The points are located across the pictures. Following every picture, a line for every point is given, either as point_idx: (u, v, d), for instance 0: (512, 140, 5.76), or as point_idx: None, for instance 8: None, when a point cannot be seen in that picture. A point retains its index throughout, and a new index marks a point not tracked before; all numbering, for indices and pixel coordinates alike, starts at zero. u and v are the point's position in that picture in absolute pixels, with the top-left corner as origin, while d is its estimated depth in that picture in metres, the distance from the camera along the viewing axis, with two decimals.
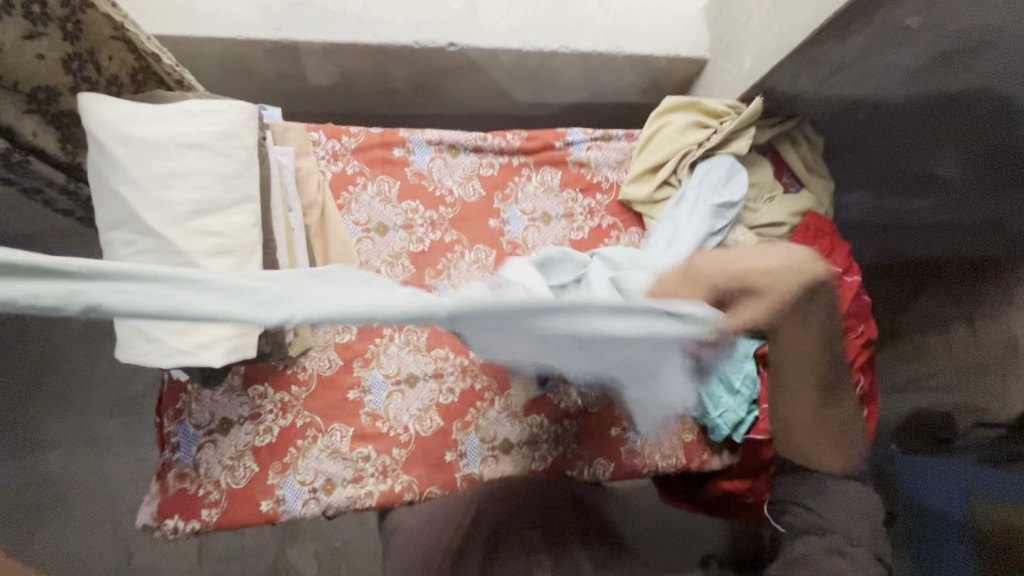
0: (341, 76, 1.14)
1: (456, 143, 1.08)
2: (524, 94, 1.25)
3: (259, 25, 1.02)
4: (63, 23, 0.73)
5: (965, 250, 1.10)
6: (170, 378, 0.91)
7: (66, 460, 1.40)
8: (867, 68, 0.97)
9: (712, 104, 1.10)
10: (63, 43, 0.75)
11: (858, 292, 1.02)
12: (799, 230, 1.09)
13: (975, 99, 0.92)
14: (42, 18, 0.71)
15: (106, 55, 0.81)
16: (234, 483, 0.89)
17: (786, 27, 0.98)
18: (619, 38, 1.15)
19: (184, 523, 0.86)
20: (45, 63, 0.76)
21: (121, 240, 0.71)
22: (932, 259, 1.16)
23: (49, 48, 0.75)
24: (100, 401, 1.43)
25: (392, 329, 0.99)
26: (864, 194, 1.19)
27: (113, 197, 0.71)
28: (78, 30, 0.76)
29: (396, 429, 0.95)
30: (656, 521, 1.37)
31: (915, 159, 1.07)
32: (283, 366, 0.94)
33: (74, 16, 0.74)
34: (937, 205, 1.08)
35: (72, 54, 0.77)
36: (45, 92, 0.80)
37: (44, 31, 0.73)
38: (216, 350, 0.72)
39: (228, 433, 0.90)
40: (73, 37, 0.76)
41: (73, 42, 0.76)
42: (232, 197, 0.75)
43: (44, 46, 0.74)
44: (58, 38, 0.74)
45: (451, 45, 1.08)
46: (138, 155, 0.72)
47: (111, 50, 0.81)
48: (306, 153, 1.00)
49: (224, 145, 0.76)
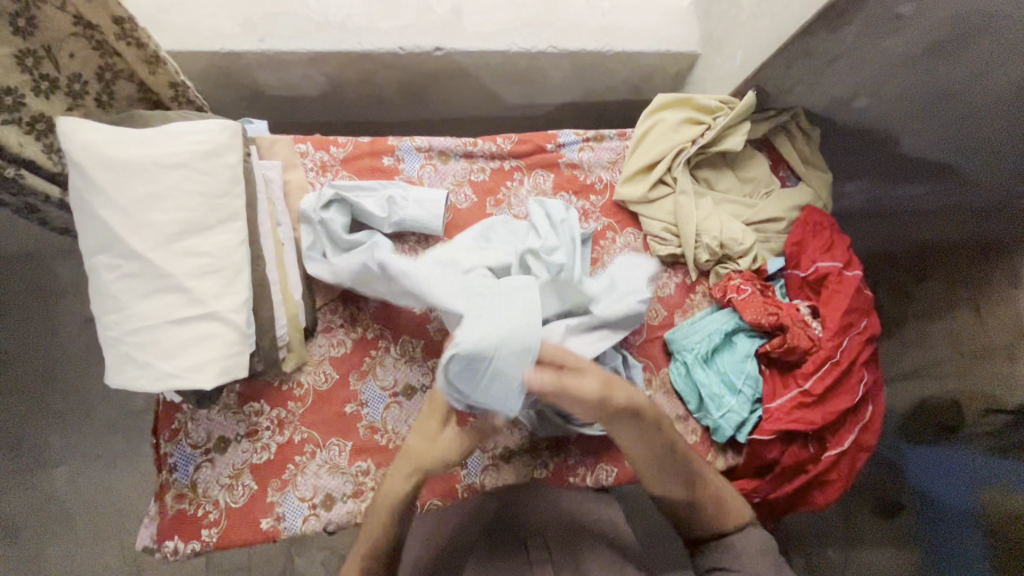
0: (328, 84, 1.12)
1: (445, 149, 1.06)
2: (513, 96, 1.23)
3: (241, 37, 1.01)
4: (14, 19, 0.74)
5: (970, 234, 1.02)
6: (165, 399, 0.91)
7: (71, 477, 1.39)
8: (861, 57, 0.96)
9: (705, 99, 1.08)
10: (14, 39, 0.75)
11: (860, 287, 1.00)
12: (796, 224, 1.08)
13: (977, 87, 0.88)
14: None
15: (67, 52, 0.81)
16: (233, 501, 0.88)
17: (778, 20, 0.97)
18: (608, 36, 1.13)
19: (184, 544, 0.86)
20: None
21: (106, 265, 0.70)
22: (944, 244, 1.08)
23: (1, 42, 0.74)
24: (104, 416, 1.43)
25: (387, 340, 0.98)
26: (864, 182, 1.17)
27: (95, 221, 0.70)
28: (33, 26, 0.76)
29: (394, 441, 0.93)
30: (664, 525, 1.36)
31: (921, 150, 1.03)
32: (278, 382, 0.93)
33: (26, 11, 0.75)
34: (941, 189, 1.03)
35: (25, 50, 0.77)
36: (9, 94, 0.77)
37: None
38: (207, 371, 0.70)
39: (226, 452, 0.90)
40: (26, 31, 0.76)
41: (26, 37, 0.76)
42: (218, 217, 0.74)
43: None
44: (7, 31, 0.74)
45: (436, 50, 1.06)
46: (119, 179, 0.70)
47: (73, 47, 0.81)
48: (293, 166, 0.99)
49: (207, 164, 0.74)
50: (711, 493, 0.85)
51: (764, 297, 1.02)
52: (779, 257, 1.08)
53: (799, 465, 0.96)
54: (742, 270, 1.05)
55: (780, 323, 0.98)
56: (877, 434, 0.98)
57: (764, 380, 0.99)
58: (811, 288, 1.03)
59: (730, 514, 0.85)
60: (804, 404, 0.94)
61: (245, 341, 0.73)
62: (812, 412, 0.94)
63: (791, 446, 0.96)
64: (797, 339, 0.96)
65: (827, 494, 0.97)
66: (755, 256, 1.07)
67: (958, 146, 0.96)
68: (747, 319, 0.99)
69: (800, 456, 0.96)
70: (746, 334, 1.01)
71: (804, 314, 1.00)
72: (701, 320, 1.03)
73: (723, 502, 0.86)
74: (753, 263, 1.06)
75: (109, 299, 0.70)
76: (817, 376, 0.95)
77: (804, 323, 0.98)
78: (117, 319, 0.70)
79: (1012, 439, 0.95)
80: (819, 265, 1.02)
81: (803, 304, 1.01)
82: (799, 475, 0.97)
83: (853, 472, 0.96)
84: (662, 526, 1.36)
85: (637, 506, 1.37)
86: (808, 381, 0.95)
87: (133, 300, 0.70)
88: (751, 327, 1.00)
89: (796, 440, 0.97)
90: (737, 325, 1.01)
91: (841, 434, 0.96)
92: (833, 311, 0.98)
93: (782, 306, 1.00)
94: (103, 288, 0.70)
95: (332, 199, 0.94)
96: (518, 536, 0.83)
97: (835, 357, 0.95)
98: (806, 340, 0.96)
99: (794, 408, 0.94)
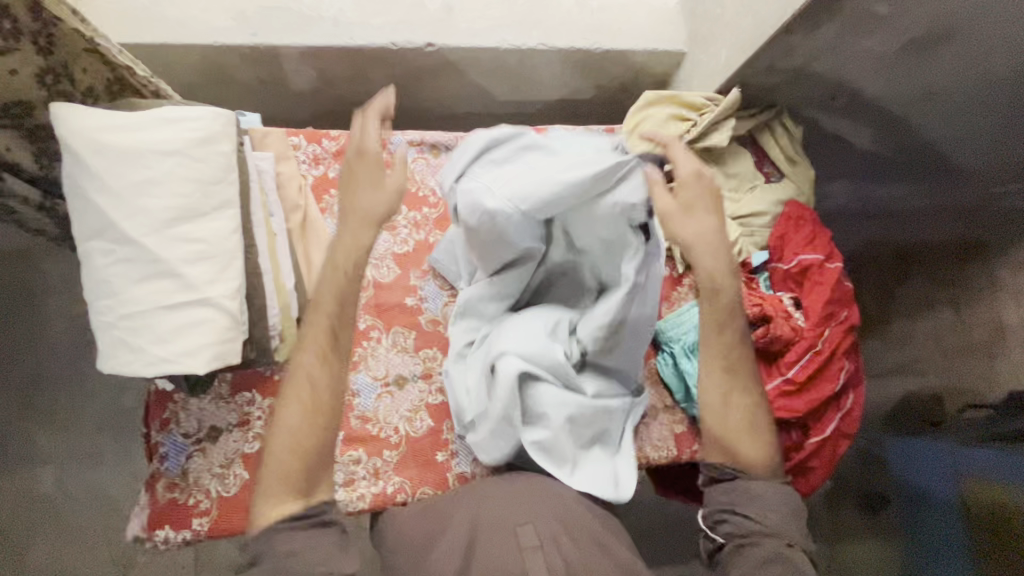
0: (321, 79, 1.13)
1: (437, 143, 1.07)
2: (502, 92, 1.24)
3: (234, 31, 1.01)
4: (35, 38, 0.74)
5: (960, 234, 1.09)
6: (156, 388, 0.91)
7: (58, 477, 1.38)
8: (840, 56, 0.96)
9: (692, 97, 1.10)
10: (36, 57, 0.76)
11: (841, 279, 1.03)
12: (780, 219, 1.09)
13: (951, 86, 0.91)
14: (14, 33, 0.72)
15: (80, 67, 0.81)
16: (224, 491, 0.88)
17: (759, 19, 0.99)
18: (597, 34, 1.15)
19: (175, 533, 0.86)
20: (17, 78, 0.76)
21: (100, 250, 0.71)
22: (917, 244, 1.17)
23: (23, 63, 0.75)
24: (93, 415, 1.41)
25: (379, 331, 0.99)
26: (846, 181, 1.22)
27: (89, 207, 0.71)
28: (51, 44, 0.76)
29: (386, 430, 0.95)
30: (652, 516, 1.40)
31: (897, 147, 1.07)
32: (270, 373, 0.93)
33: (46, 30, 0.75)
34: (917, 188, 1.10)
35: (46, 69, 0.78)
36: (20, 106, 0.79)
37: (18, 46, 0.73)
38: (200, 356, 0.71)
39: (217, 441, 0.90)
40: (46, 51, 0.77)
41: (46, 56, 0.77)
42: (212, 204, 0.75)
43: (18, 62, 0.74)
44: (31, 51, 0.75)
45: (429, 46, 1.08)
46: (113, 165, 0.71)
47: (85, 63, 0.82)
48: (286, 158, 1.00)
49: (203, 152, 0.75)
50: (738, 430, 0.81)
51: (749, 288, 1.04)
52: (763, 251, 1.09)
53: (783, 453, 0.99)
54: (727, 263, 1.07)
55: (764, 314, 0.99)
56: (858, 422, 1.01)
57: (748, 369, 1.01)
58: (793, 280, 1.05)
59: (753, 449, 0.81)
60: (788, 392, 0.97)
61: (238, 326, 0.74)
62: (795, 400, 0.97)
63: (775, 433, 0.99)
64: (780, 330, 0.97)
65: (810, 480, 1.00)
66: (740, 249, 1.08)
67: (955, 136, 0.99)
68: None
69: (783, 443, 0.99)
70: None
71: (787, 305, 1.02)
72: (686, 313, 1.05)
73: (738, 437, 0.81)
74: (738, 256, 1.08)
75: (103, 284, 0.71)
76: (799, 366, 0.98)
77: (787, 314, 1.00)
78: (110, 304, 0.71)
79: (997, 428, 0.99)
80: (801, 258, 1.04)
81: (786, 295, 1.04)
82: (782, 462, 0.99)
83: (835, 457, 0.99)
84: (650, 517, 1.40)
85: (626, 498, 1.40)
86: (791, 370, 0.97)
87: (127, 286, 0.71)
88: None
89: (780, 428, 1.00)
90: None
91: (823, 422, 0.99)
92: (815, 302, 1.00)
93: (766, 298, 1.01)
94: (96, 273, 0.71)
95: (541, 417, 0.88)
96: (508, 524, 0.76)
97: (817, 346, 0.98)
98: (789, 331, 0.98)
99: (779, 396, 0.97)
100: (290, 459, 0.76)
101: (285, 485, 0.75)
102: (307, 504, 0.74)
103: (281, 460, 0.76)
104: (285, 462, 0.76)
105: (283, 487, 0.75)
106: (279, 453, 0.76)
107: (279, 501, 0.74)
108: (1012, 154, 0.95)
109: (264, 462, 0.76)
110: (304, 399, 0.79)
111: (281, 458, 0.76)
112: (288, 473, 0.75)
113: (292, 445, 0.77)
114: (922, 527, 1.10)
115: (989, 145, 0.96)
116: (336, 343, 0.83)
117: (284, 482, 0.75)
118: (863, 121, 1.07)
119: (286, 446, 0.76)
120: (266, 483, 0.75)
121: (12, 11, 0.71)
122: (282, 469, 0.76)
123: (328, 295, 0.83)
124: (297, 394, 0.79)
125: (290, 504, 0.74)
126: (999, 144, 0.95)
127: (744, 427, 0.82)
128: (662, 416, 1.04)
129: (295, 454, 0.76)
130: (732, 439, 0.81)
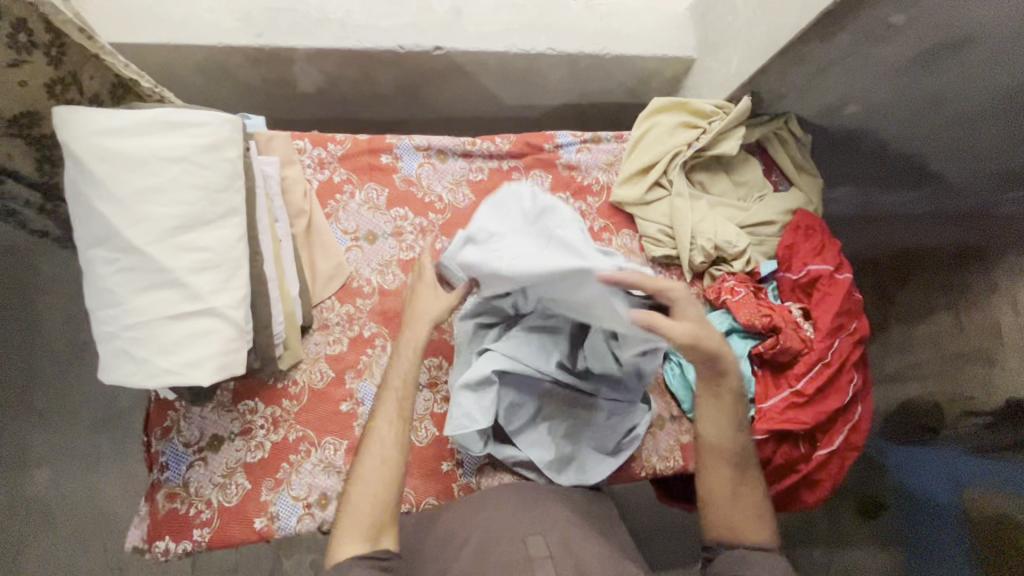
0: (326, 81, 1.12)
1: (443, 148, 1.06)
2: (508, 96, 1.23)
3: (239, 32, 1.00)
4: (46, 49, 0.72)
5: (955, 241, 1.02)
6: (157, 396, 0.90)
7: (52, 478, 1.36)
8: (852, 67, 0.96)
9: (702, 104, 1.09)
10: (47, 68, 0.74)
11: (851, 290, 1.02)
12: (788, 228, 1.08)
13: (956, 95, 0.89)
14: (27, 46, 0.70)
15: (88, 75, 0.79)
16: (226, 501, 0.86)
17: (771, 26, 0.98)
18: (606, 39, 1.14)
19: (175, 544, 0.85)
20: (28, 90, 0.75)
21: (102, 258, 0.69)
22: (921, 249, 1.09)
23: (32, 74, 0.73)
24: (89, 416, 1.39)
25: (384, 338, 0.96)
26: (850, 188, 1.18)
27: (92, 215, 0.69)
28: (62, 54, 0.74)
29: None
30: (654, 522, 1.39)
31: (907, 155, 1.03)
32: (273, 380, 0.91)
33: (57, 42, 0.72)
34: (924, 195, 1.04)
35: (56, 78, 0.76)
36: (27, 116, 0.78)
37: (28, 58, 0.72)
38: (205, 367, 0.70)
39: (219, 450, 0.88)
40: (56, 61, 0.74)
41: (57, 66, 0.75)
42: (218, 211, 0.73)
43: (27, 73, 0.73)
44: (42, 63, 0.73)
45: (436, 49, 1.06)
46: (118, 172, 0.69)
47: (92, 70, 0.79)
48: (291, 162, 0.98)
49: (208, 158, 0.73)
50: (736, 511, 0.82)
51: (757, 299, 1.03)
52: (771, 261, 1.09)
53: (790, 465, 0.99)
54: (736, 272, 1.06)
55: (773, 325, 0.98)
56: (866, 434, 1.00)
57: (756, 380, 1.01)
58: (803, 290, 1.04)
59: (752, 528, 0.81)
60: (796, 404, 0.96)
61: (243, 336, 0.73)
62: (804, 412, 0.96)
63: (783, 445, 0.99)
64: (789, 341, 0.96)
65: (817, 492, 0.99)
66: (749, 258, 1.07)
67: (965, 142, 0.93)
68: (740, 319, 0.99)
69: (791, 454, 0.99)
70: (740, 335, 1.02)
71: (796, 315, 1.01)
72: None
73: (740, 518, 0.81)
74: (746, 265, 1.07)
75: (105, 293, 0.69)
76: (808, 377, 0.97)
77: (796, 325, 0.99)
78: (113, 313, 0.69)
79: (996, 439, 0.96)
80: (811, 268, 1.03)
81: (795, 305, 1.02)
82: (790, 474, 0.99)
83: (843, 470, 0.99)
84: (652, 523, 1.39)
85: (628, 505, 1.39)
86: (800, 382, 0.96)
87: (130, 295, 0.69)
88: (744, 328, 1.00)
89: (788, 439, 0.99)
90: (731, 326, 1.02)
91: (832, 434, 0.98)
92: (824, 313, 0.99)
93: (775, 308, 1.00)
94: (99, 282, 0.69)
95: (550, 412, 0.91)
96: (517, 532, 0.75)
97: (826, 358, 0.98)
98: (798, 342, 0.97)
99: (787, 408, 0.96)
100: (379, 502, 0.76)
101: (367, 527, 0.75)
102: (372, 551, 0.73)
103: (370, 500, 0.76)
104: (365, 505, 0.76)
105: (367, 527, 0.74)
106: (359, 498, 0.76)
107: (356, 536, 0.73)
108: (1010, 161, 0.89)
109: (338, 514, 0.76)
110: (387, 448, 0.80)
111: (361, 500, 0.76)
112: (372, 511, 0.75)
113: (381, 492, 0.77)
114: (923, 534, 1.11)
115: (992, 150, 0.91)
116: (403, 412, 0.82)
117: (375, 518, 0.75)
118: (873, 123, 1.04)
119: (363, 487, 0.77)
120: (340, 528, 0.74)
121: (27, 25, 0.69)
122: (377, 509, 0.76)
123: (397, 375, 0.84)
124: (370, 454, 0.80)
125: (358, 547, 0.73)
126: (999, 150, 0.89)
127: (753, 520, 0.81)
128: (669, 426, 1.03)
129: (393, 491, 0.77)
130: (735, 520, 0.81)
